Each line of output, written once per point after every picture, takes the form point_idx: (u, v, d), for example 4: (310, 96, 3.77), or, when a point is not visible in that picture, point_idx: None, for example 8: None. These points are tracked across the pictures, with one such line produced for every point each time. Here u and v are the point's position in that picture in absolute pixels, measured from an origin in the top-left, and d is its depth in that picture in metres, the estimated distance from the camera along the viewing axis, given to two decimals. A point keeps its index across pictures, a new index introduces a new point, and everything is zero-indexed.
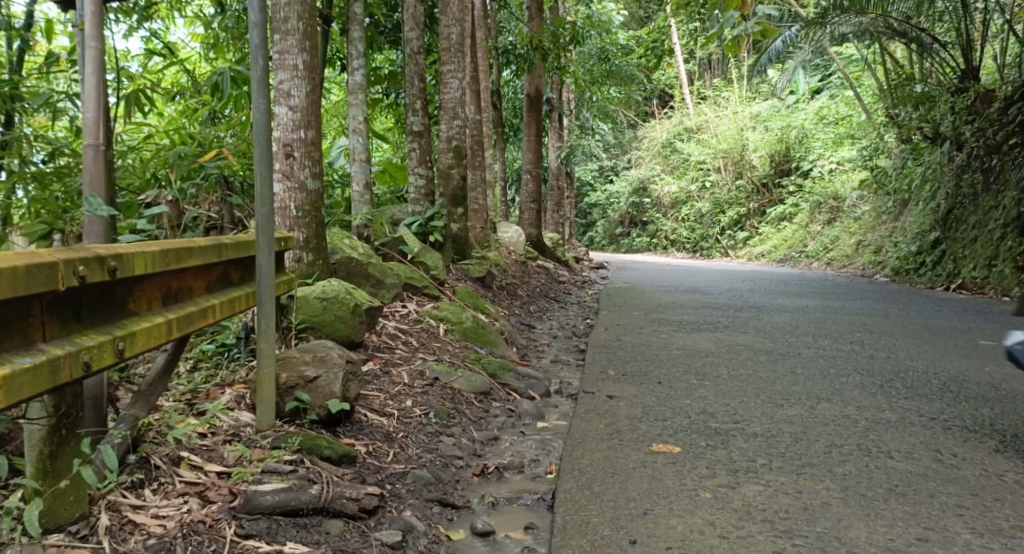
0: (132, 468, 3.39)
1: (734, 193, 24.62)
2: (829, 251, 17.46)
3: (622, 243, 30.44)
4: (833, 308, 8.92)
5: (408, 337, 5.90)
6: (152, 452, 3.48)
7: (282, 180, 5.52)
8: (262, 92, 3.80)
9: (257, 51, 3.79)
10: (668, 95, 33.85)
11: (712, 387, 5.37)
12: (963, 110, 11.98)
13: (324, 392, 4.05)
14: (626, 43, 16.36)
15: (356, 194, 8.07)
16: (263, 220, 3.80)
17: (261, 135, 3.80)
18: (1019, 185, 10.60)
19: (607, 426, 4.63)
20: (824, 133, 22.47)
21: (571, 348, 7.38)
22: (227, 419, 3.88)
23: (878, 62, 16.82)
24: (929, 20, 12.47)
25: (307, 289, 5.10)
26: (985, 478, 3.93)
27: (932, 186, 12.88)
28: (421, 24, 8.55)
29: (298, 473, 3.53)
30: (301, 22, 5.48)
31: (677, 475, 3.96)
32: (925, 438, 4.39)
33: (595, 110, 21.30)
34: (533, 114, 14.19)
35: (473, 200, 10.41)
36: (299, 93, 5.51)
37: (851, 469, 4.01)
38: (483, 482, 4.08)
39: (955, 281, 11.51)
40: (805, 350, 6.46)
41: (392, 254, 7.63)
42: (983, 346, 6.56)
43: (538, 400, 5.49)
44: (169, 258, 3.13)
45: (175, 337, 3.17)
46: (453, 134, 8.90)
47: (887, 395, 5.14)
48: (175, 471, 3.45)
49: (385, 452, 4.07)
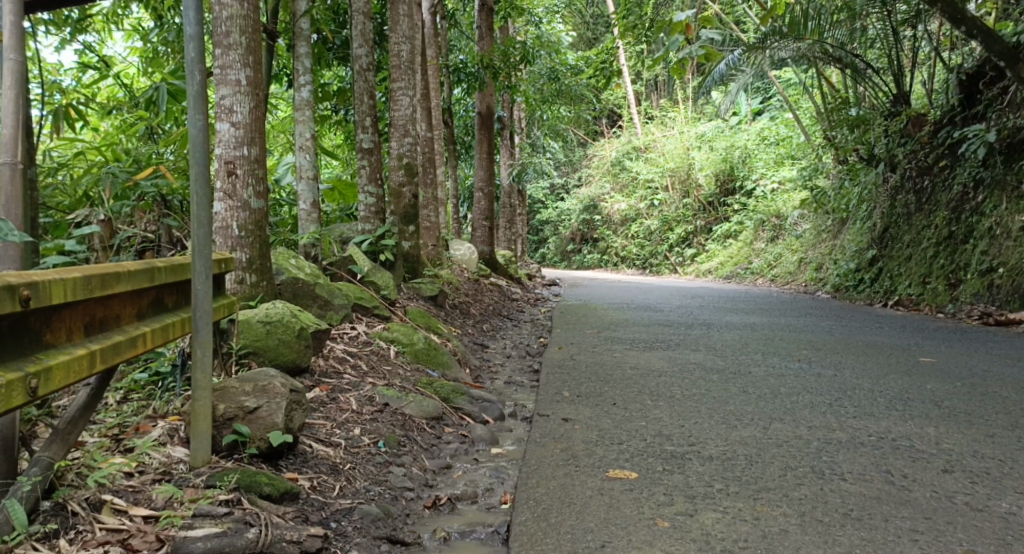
0: (44, 517, 3.15)
1: (681, 211, 24.71)
2: (773, 268, 17.57)
3: (573, 260, 30.50)
4: (780, 325, 8.86)
5: (357, 359, 5.70)
6: (70, 497, 3.25)
7: (223, 198, 5.31)
8: (199, 108, 3.57)
9: (193, 65, 3.57)
10: (616, 114, 34.07)
11: (667, 408, 5.24)
12: (896, 133, 12.27)
13: (265, 423, 3.83)
14: (574, 63, 16.40)
15: (303, 212, 7.81)
16: (201, 241, 3.57)
17: (199, 152, 3.59)
18: (950, 205, 10.82)
19: (562, 451, 4.47)
20: (766, 153, 22.55)
21: (524, 368, 7.22)
22: (157, 456, 3.65)
23: (816, 86, 17.06)
24: (862, 47, 12.60)
25: (250, 312, 4.90)
26: (937, 500, 3.83)
27: (869, 206, 13.09)
28: (370, 41, 8.38)
29: (234, 516, 3.30)
30: (243, 37, 5.30)
31: (635, 503, 3.81)
32: (876, 458, 4.30)
33: (544, 128, 21.36)
34: (484, 131, 13.98)
35: (425, 218, 10.25)
36: (242, 109, 5.31)
37: (806, 493, 3.88)
38: (435, 515, 3.88)
39: (892, 298, 11.17)
40: (754, 369, 6.37)
41: (341, 274, 7.46)
42: (924, 362, 6.54)
43: (492, 424, 5.32)
44: (93, 284, 2.91)
45: (97, 370, 2.95)
46: (404, 152, 8.73)
47: (836, 414, 5.06)
48: (95, 517, 3.21)
49: (331, 486, 3.86)
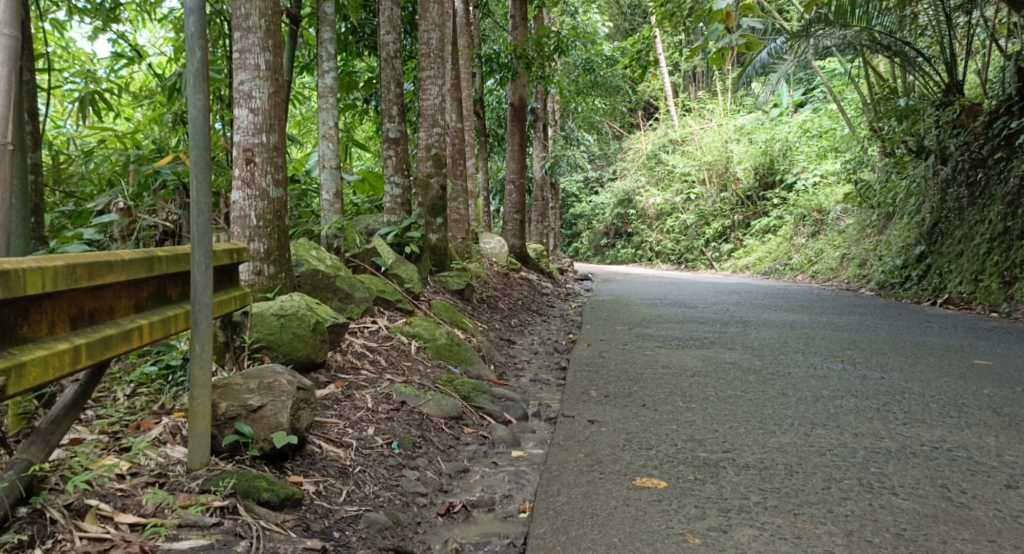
0: (19, 524, 2.97)
1: (718, 205, 24.25)
2: (814, 263, 17.14)
3: (608, 254, 30.19)
4: (822, 323, 8.53)
5: (377, 355, 5.49)
6: (48, 503, 3.07)
7: (241, 187, 5.11)
8: (198, 86, 3.37)
9: (193, 40, 3.36)
10: (653, 106, 33.69)
11: (700, 411, 4.98)
12: (948, 124, 11.84)
13: (270, 423, 3.63)
14: (611, 54, 16.09)
15: (325, 202, 7.61)
16: (201, 230, 3.36)
17: (199, 134, 3.38)
18: (1005, 199, 10.40)
19: (587, 456, 4.23)
20: (808, 146, 22.10)
21: (552, 365, 6.98)
22: (154, 457, 3.48)
23: (862, 76, 16.59)
24: (912, 35, 12.22)
25: (265, 306, 4.71)
26: (1000, 520, 3.54)
27: (918, 200, 12.67)
28: (398, 28, 8.12)
29: (223, 527, 3.14)
30: (263, 20, 5.11)
31: (663, 516, 3.56)
32: (930, 471, 4.01)
33: (579, 120, 21.13)
34: (517, 123, 13.70)
35: (455, 210, 10.01)
36: (261, 95, 5.12)
37: (853, 509, 3.61)
38: (448, 524, 3.66)
39: (940, 296, 10.79)
40: (795, 369, 6.07)
41: (364, 266, 7.26)
42: (980, 365, 6.20)
43: (514, 424, 5.08)
44: (77, 273, 2.72)
45: (83, 366, 2.76)
46: (433, 142, 8.48)
47: (884, 420, 4.76)
48: (76, 525, 3.03)
49: (338, 491, 3.66)
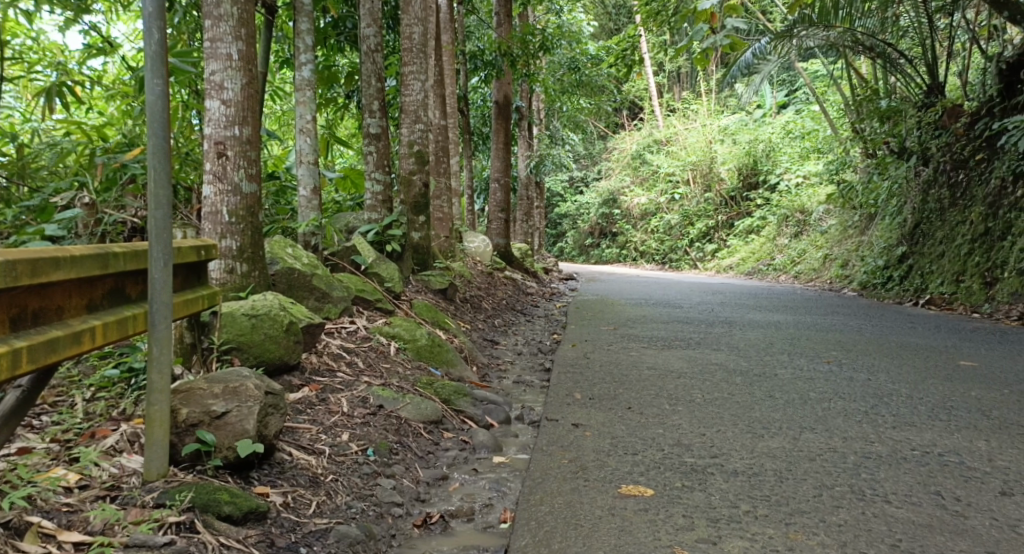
0: None
1: (702, 205, 24.09)
2: (798, 264, 17.01)
3: (592, 253, 30.06)
4: (805, 323, 8.38)
5: (353, 356, 5.27)
6: None
7: (213, 181, 4.88)
8: (156, 70, 3.15)
9: (150, 21, 3.14)
10: (637, 106, 33.56)
11: (687, 414, 4.80)
12: (930, 125, 11.73)
13: (234, 430, 3.43)
14: (594, 54, 15.93)
15: (302, 199, 7.38)
16: (159, 224, 3.15)
17: (157, 122, 3.17)
18: (987, 200, 10.28)
19: (570, 462, 4.04)
20: (791, 147, 22.02)
21: (534, 367, 6.78)
22: (106, 468, 3.27)
23: (845, 77, 16.51)
24: (895, 36, 12.14)
25: (235, 305, 4.49)
26: (998, 530, 3.37)
27: (899, 200, 12.56)
28: (379, 21, 7.88)
29: (175, 546, 2.94)
30: (235, 7, 4.89)
31: (650, 526, 3.37)
32: (924, 477, 3.83)
33: (563, 119, 20.96)
34: (501, 121, 13.46)
35: (437, 209, 9.79)
36: (233, 86, 4.90)
37: (847, 518, 3.43)
38: (424, 536, 3.46)
39: (922, 296, 10.66)
40: (782, 371, 5.91)
41: (343, 265, 7.01)
42: (967, 367, 6.05)
43: (495, 428, 4.88)
44: (16, 271, 2.52)
45: (24, 371, 2.56)
46: (415, 138, 8.26)
47: (874, 423, 4.59)
48: (13, 546, 2.83)
49: (307, 502, 3.45)
